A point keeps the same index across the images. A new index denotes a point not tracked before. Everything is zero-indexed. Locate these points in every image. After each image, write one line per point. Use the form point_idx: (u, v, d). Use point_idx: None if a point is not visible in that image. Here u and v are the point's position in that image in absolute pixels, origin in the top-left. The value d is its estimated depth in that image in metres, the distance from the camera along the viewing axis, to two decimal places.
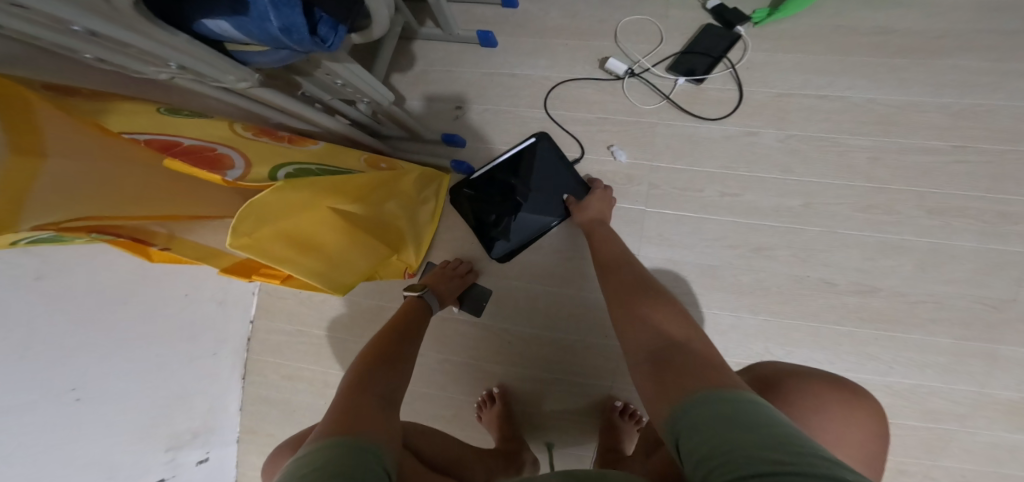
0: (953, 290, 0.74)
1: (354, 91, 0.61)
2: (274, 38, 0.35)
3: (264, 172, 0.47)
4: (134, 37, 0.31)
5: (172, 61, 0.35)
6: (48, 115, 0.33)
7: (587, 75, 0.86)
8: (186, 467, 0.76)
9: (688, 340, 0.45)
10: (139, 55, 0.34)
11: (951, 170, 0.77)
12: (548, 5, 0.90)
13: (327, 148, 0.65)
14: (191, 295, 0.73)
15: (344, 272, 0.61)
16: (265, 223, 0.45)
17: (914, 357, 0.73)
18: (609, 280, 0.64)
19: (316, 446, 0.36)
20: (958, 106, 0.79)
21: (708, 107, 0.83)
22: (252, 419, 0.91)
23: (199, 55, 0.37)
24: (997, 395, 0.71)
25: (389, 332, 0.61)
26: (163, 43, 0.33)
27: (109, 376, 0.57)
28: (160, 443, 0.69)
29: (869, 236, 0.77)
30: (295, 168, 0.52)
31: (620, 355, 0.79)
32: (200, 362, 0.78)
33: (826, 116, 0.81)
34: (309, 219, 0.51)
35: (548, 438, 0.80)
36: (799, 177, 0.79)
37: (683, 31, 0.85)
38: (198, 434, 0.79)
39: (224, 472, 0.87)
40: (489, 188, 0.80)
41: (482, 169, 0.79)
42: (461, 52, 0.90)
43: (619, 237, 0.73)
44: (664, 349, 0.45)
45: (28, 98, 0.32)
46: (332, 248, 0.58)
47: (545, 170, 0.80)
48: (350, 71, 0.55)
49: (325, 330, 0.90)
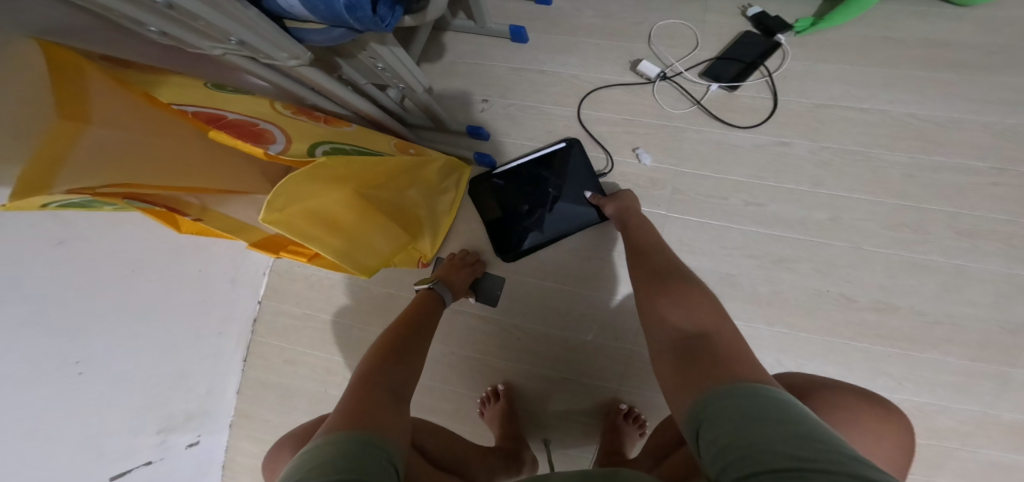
0: (976, 312, 0.72)
1: (394, 77, 0.61)
2: (337, 14, 0.35)
3: (304, 148, 0.46)
4: (207, 8, 0.31)
5: (234, 35, 0.36)
6: (97, 81, 0.36)
7: (618, 75, 0.84)
8: (175, 450, 0.75)
9: (715, 333, 0.43)
10: (206, 29, 0.34)
11: (985, 191, 0.75)
12: (583, 3, 0.87)
13: (361, 132, 0.64)
14: (205, 271, 0.72)
15: (368, 254, 0.60)
16: (297, 201, 0.44)
17: (928, 377, 0.71)
18: (635, 269, 0.61)
19: (328, 440, 0.35)
20: (1000, 125, 0.77)
21: (740, 114, 0.81)
22: (250, 403, 0.90)
23: (260, 30, 0.37)
24: (1001, 415, 0.69)
25: (402, 325, 0.60)
26: (231, 16, 0.33)
27: (113, 351, 0.56)
28: (153, 424, 0.69)
29: (895, 254, 0.75)
30: (331, 147, 0.51)
31: (629, 360, 0.78)
32: (205, 340, 0.77)
33: (861, 130, 0.79)
34: (337, 198, 0.51)
35: (548, 438, 0.79)
36: (828, 190, 0.77)
37: (721, 36, 0.83)
38: (192, 417, 0.78)
39: (213, 456, 0.86)
40: (513, 184, 0.80)
41: (510, 163, 0.79)
42: (491, 46, 0.88)
43: (652, 225, 0.68)
44: (689, 341, 0.44)
45: (83, 66, 0.35)
46: (360, 229, 0.57)
47: (574, 173, 0.79)
48: (396, 57, 0.55)
49: (332, 315, 0.89)
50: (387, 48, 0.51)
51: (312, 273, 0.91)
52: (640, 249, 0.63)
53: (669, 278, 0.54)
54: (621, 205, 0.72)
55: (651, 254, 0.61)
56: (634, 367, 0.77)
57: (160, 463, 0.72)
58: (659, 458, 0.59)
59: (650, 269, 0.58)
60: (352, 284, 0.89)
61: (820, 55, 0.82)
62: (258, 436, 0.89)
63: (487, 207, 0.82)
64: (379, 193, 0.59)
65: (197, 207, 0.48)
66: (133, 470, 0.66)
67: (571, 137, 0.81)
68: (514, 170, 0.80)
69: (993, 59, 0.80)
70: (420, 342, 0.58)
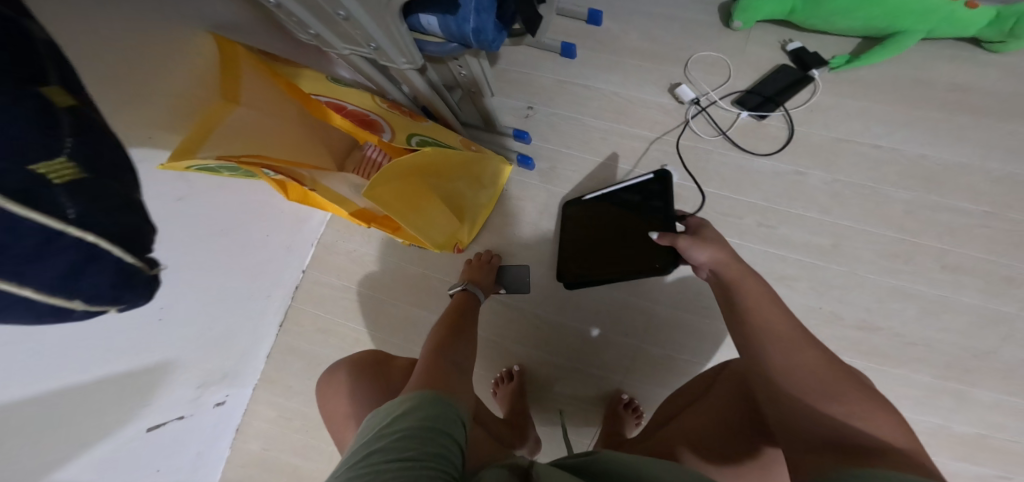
0: (946, 338, 0.80)
1: (470, 83, 0.74)
2: (464, 35, 0.51)
3: (402, 137, 0.68)
4: (372, 21, 0.46)
5: (375, 41, 0.51)
6: (248, 72, 0.53)
7: (655, 96, 0.92)
8: (205, 407, 0.83)
9: (869, 444, 0.38)
10: (356, 34, 0.49)
11: (975, 232, 0.82)
12: (630, 27, 0.97)
13: (433, 126, 0.77)
14: (269, 238, 0.81)
15: (431, 230, 0.73)
16: (382, 185, 0.58)
17: (897, 390, 0.79)
18: (735, 337, 0.53)
19: (411, 397, 0.42)
20: (999, 172, 0.84)
21: (763, 142, 0.88)
22: (276, 368, 0.98)
23: (394, 39, 0.51)
24: (953, 428, 0.77)
25: (454, 325, 0.63)
26: (381, 28, 0.49)
27: (188, 303, 0.65)
28: (194, 380, 0.76)
29: (884, 280, 0.83)
30: (419, 139, 0.71)
31: (635, 355, 0.86)
32: (255, 301, 0.85)
33: (872, 166, 0.86)
34: (408, 184, 0.64)
35: (553, 418, 0.88)
36: (834, 218, 0.85)
37: (756, 69, 0.91)
38: (225, 377, 0.86)
39: (231, 419, 0.94)
40: (582, 211, 0.84)
41: (591, 192, 0.83)
42: (542, 59, 0.97)
43: (775, 299, 0.53)
44: (830, 451, 0.39)
45: (242, 60, 0.52)
46: (423, 211, 0.70)
47: (649, 207, 0.72)
48: (480, 68, 0.68)
49: (368, 289, 0.97)
50: (477, 60, 0.64)
51: (354, 249, 0.99)
52: (757, 317, 0.51)
53: (821, 378, 0.44)
54: (715, 258, 0.58)
55: (787, 336, 0.48)
56: (638, 363, 0.86)
57: (190, 418, 0.79)
58: (659, 422, 0.68)
59: (794, 366, 0.46)
60: (389, 261, 0.97)
61: (848, 90, 0.89)
62: (277, 402, 0.97)
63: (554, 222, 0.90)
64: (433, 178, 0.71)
65: (311, 180, 0.62)
66: (165, 423, 0.73)
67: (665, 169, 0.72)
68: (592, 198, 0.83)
69: (1007, 107, 0.86)
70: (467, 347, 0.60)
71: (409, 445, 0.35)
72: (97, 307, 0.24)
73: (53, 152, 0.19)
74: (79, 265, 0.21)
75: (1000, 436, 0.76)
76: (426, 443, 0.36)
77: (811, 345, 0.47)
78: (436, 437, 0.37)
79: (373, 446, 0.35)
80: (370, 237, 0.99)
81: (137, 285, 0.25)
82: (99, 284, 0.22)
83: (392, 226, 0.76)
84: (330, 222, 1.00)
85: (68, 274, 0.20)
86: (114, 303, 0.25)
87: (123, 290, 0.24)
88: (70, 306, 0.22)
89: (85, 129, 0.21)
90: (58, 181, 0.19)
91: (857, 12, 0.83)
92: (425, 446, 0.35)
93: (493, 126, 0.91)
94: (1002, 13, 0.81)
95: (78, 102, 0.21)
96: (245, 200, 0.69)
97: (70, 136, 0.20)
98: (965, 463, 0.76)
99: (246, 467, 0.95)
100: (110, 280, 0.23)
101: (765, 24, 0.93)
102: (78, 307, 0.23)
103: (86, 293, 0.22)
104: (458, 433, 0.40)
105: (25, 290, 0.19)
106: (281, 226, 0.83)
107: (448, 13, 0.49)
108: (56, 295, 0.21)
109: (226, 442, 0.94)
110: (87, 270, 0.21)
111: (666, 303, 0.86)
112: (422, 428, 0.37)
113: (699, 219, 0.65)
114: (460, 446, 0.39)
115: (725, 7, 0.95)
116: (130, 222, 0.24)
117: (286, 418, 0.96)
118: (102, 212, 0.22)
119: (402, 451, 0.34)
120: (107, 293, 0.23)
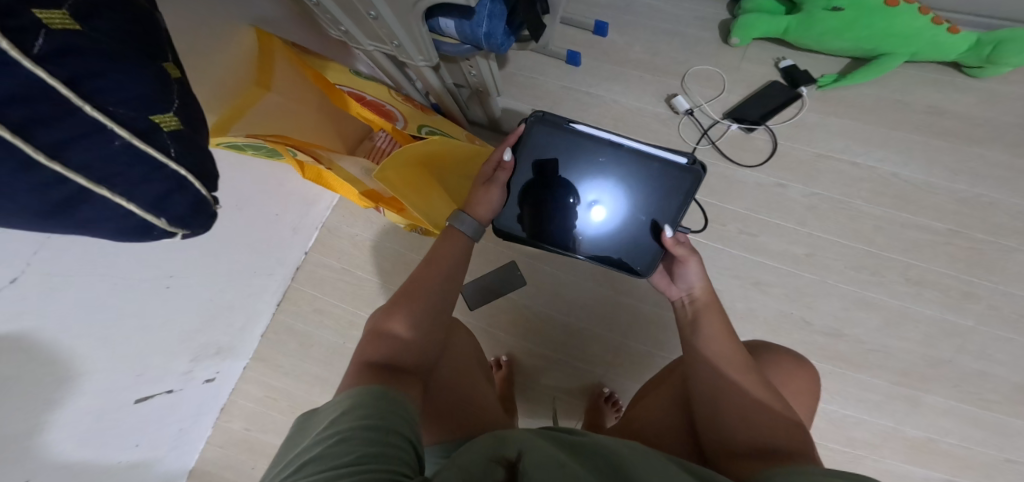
0: (905, 345, 0.86)
1: (479, 84, 0.78)
2: (476, 39, 0.56)
3: (413, 127, 0.73)
4: (397, 21, 0.52)
5: (398, 40, 0.56)
6: (282, 64, 0.64)
7: (651, 106, 0.96)
8: (194, 382, 0.84)
9: (790, 449, 0.47)
10: (382, 32, 0.55)
11: (939, 249, 0.88)
12: (634, 39, 1.00)
13: (442, 120, 0.82)
14: (280, 218, 0.87)
15: (435, 215, 0.77)
16: (391, 167, 0.64)
17: (854, 393, 0.86)
18: (690, 349, 0.59)
19: (343, 414, 0.41)
20: (966, 193, 0.89)
21: (749, 154, 0.93)
22: (270, 347, 1.01)
23: (416, 37, 0.55)
24: (906, 432, 0.84)
25: (410, 288, 0.61)
26: (401, 27, 0.53)
27: (196, 276, 0.69)
28: (189, 353, 0.78)
29: (852, 291, 0.89)
30: (430, 129, 0.76)
31: (617, 349, 0.91)
32: (259, 278, 0.89)
33: (850, 182, 0.92)
34: (415, 171, 0.70)
35: (537, 407, 0.92)
36: (809, 230, 0.91)
37: (749, 84, 0.95)
38: (220, 352, 0.88)
39: (220, 394, 0.97)
40: (600, 159, 0.68)
41: (629, 139, 0.66)
42: (548, 65, 1.00)
43: (731, 329, 0.58)
44: (754, 458, 0.48)
45: (276, 52, 0.63)
46: (430, 195, 0.75)
47: (668, 197, 0.67)
48: (489, 70, 0.73)
49: (367, 274, 1.01)
50: (488, 62, 0.70)
51: (356, 235, 1.03)
52: (708, 337, 0.58)
53: (757, 404, 0.52)
54: (697, 285, 0.62)
55: (735, 359, 0.55)
56: (620, 358, 0.91)
57: (179, 392, 0.81)
58: (638, 397, 0.74)
59: (740, 389, 0.53)
60: (389, 250, 1.01)
61: (834, 109, 0.94)
62: (268, 382, 1.00)
63: (547, 157, 0.70)
64: (440, 169, 0.78)
65: (327, 159, 0.67)
66: (154, 396, 0.75)
67: (699, 162, 0.66)
68: (621, 147, 0.67)
69: (980, 131, 0.91)
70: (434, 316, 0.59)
71: (352, 449, 0.35)
72: (174, 229, 0.25)
73: (162, 107, 0.24)
74: (168, 191, 0.23)
75: (946, 440, 0.83)
76: (372, 444, 0.36)
77: (752, 371, 0.54)
78: (390, 438, 0.38)
79: (313, 454, 0.36)
80: (371, 225, 1.03)
81: (205, 217, 0.27)
82: (179, 210, 0.24)
83: (398, 208, 0.79)
84: (336, 207, 1.04)
85: (162, 194, 0.23)
86: (184, 229, 0.26)
87: (194, 219, 0.26)
88: (156, 225, 0.24)
89: (185, 99, 0.26)
90: (166, 129, 0.24)
91: (850, 32, 0.86)
92: (372, 445, 0.36)
93: (498, 124, 0.96)
94: (982, 39, 0.86)
95: (183, 80, 0.27)
96: (246, 183, 0.72)
97: (174, 98, 0.25)
98: (913, 466, 0.83)
99: (228, 446, 0.98)
100: (187, 208, 0.25)
101: (762, 40, 0.97)
102: (160, 229, 0.25)
103: (171, 213, 0.24)
104: (410, 432, 0.42)
105: (131, 204, 0.22)
106: (286, 209, 0.87)
107: (464, 18, 0.53)
108: (150, 212, 0.23)
109: (212, 417, 0.97)
110: (174, 195, 0.24)
111: (649, 300, 0.91)
112: (365, 430, 0.38)
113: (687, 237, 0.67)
114: (413, 444, 0.40)
115: (725, 24, 0.99)
116: (207, 166, 0.27)
117: (274, 398, 0.99)
118: (193, 155, 0.25)
119: (344, 455, 0.35)
120: (183, 217, 0.25)
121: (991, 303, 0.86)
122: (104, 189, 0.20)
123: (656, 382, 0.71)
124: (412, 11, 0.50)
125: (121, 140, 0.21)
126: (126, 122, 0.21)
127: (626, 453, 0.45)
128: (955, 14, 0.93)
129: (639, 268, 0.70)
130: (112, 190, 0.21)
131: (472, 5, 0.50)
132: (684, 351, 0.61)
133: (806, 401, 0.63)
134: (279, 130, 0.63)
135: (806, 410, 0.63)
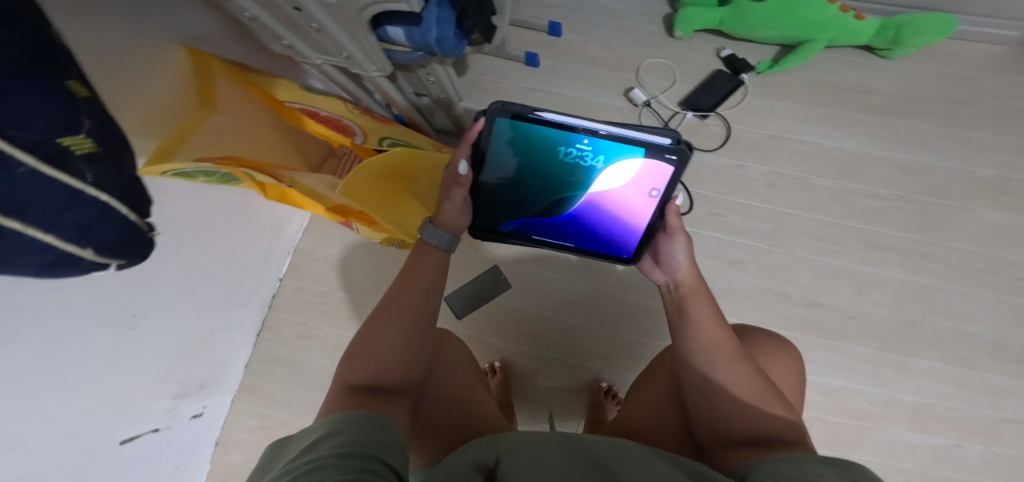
0: (878, 310, 0.90)
1: (439, 91, 0.81)
2: (427, 44, 0.59)
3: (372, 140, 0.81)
4: (341, 32, 0.54)
5: (346, 51, 0.58)
6: (222, 83, 0.65)
7: (612, 101, 1.02)
8: (182, 418, 0.79)
9: (781, 435, 0.48)
10: (329, 44, 0.57)
11: (892, 214, 0.94)
12: (587, 38, 1.06)
13: (404, 130, 0.84)
14: (247, 245, 0.84)
15: (405, 225, 0.78)
16: (354, 180, 0.64)
17: (845, 363, 0.88)
18: (677, 339, 0.60)
19: (317, 446, 0.39)
20: (904, 161, 0.97)
21: (706, 139, 0.99)
22: (253, 377, 0.95)
23: (366, 47, 0.58)
24: (902, 398, 0.86)
25: (383, 307, 0.59)
26: (345, 43, 0.57)
27: (162, 311, 0.65)
28: (169, 389, 0.73)
29: (820, 260, 0.93)
30: (389, 140, 0.81)
31: (609, 341, 0.91)
32: (233, 309, 0.85)
33: (802, 159, 0.98)
34: (378, 181, 0.70)
35: (538, 408, 0.89)
36: (774, 207, 0.95)
37: (696, 74, 1.02)
38: (202, 386, 0.82)
39: (210, 432, 0.90)
40: (577, 149, 0.66)
41: (606, 125, 0.61)
42: (508, 68, 1.04)
43: (719, 318, 0.59)
44: (751, 445, 0.48)
45: (212, 72, 0.64)
46: (397, 204, 0.77)
47: (655, 182, 0.67)
48: (446, 74, 0.75)
49: (347, 293, 0.99)
50: (443, 66, 0.73)
51: (331, 254, 1.01)
52: (696, 324, 0.59)
53: (750, 392, 0.52)
54: (682, 269, 0.66)
55: (726, 348, 0.56)
56: (613, 350, 0.91)
57: (167, 431, 0.75)
58: (631, 390, 0.74)
59: (728, 379, 0.53)
60: (371, 264, 1.00)
61: (775, 92, 1.02)
62: (257, 411, 0.94)
63: (521, 155, 0.67)
64: (407, 179, 0.79)
65: (288, 178, 0.66)
66: (141, 436, 0.69)
67: (685, 141, 0.63)
68: (599, 132, 0.63)
69: (905, 105, 1.00)
70: (410, 332, 0.57)
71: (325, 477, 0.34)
72: (102, 260, 0.23)
73: (72, 125, 0.19)
74: (91, 222, 0.21)
75: (942, 404, 0.85)
76: (346, 472, 0.35)
77: (745, 360, 0.55)
78: (366, 463, 0.37)
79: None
80: (348, 242, 1.01)
81: (133, 243, 0.25)
82: (105, 237, 0.22)
83: (368, 219, 0.79)
84: (307, 228, 1.03)
85: (85, 224, 0.20)
86: (114, 259, 0.24)
87: (125, 246, 0.24)
88: (83, 256, 0.21)
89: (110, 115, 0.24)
90: (77, 152, 0.19)
91: (775, 21, 0.95)
92: (347, 472, 0.34)
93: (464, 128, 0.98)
94: (885, 25, 0.97)
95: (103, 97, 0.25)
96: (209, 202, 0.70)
97: (86, 117, 0.20)
98: (913, 432, 0.84)
99: None
100: (114, 235, 0.23)
101: (702, 33, 1.05)
102: (87, 259, 0.22)
103: (96, 242, 0.22)
104: (389, 457, 0.40)
105: (49, 236, 0.19)
106: (254, 232, 0.86)
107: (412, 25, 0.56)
108: (71, 242, 0.20)
109: (207, 452, 0.90)
110: (98, 223, 0.21)
111: (633, 290, 0.92)
112: (342, 458, 0.36)
113: (676, 216, 0.68)
114: (393, 470, 0.38)
115: (666, 19, 1.07)
116: (134, 186, 0.24)
117: (269, 427, 0.93)
118: (110, 174, 0.22)
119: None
120: (109, 246, 0.23)
121: (947, 261, 0.91)
122: (12, 222, 0.17)
123: (648, 372, 0.71)
124: (358, 21, 0.52)
125: (26, 167, 0.17)
126: (31, 148, 0.17)
127: (616, 458, 0.43)
128: (863, 2, 1.04)
129: (627, 255, 0.78)
130: (26, 223, 0.17)
131: (418, 11, 0.53)
132: (670, 342, 0.62)
133: (794, 385, 0.64)
134: (230, 150, 0.62)
135: (797, 392, 0.64)
